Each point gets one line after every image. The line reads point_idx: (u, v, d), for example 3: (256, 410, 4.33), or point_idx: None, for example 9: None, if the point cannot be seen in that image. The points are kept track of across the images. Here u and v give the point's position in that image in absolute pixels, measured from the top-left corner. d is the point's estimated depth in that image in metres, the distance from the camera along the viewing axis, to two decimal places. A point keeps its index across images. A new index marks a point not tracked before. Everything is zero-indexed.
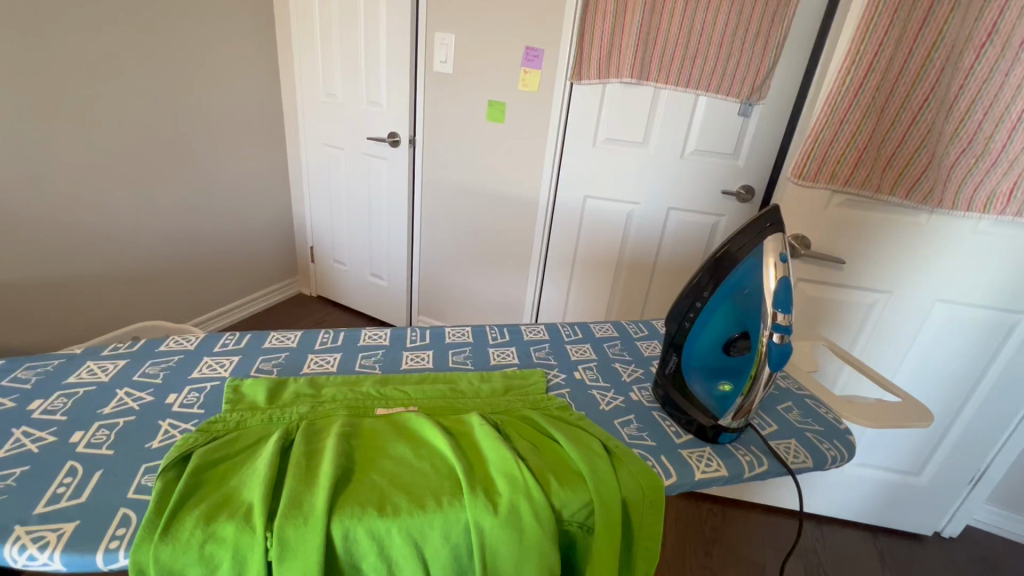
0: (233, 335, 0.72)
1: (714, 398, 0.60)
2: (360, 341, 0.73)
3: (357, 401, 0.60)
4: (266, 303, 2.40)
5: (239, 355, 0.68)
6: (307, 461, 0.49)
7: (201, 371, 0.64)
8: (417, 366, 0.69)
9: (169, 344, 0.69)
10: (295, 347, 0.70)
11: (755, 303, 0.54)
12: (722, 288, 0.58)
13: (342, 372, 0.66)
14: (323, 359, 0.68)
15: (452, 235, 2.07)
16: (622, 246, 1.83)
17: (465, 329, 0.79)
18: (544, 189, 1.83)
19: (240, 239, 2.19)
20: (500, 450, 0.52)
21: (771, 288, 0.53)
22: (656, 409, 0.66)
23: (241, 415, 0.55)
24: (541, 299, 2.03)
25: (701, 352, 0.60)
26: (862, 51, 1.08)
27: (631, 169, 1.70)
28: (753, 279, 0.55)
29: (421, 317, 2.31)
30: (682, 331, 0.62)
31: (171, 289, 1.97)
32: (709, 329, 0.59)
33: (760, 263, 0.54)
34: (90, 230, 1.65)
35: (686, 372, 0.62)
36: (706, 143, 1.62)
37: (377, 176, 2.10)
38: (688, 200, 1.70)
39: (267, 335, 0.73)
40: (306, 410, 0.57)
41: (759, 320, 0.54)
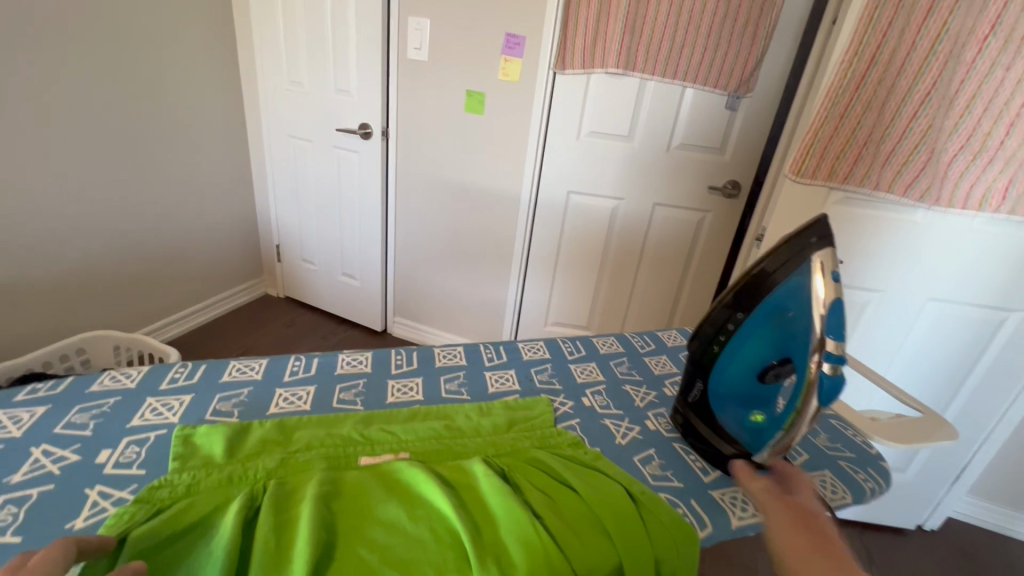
0: (182, 367, 0.61)
1: (747, 430, 0.55)
2: (337, 369, 0.63)
3: (337, 446, 0.50)
4: (229, 305, 2.23)
5: (191, 394, 0.57)
6: (276, 537, 0.40)
7: (143, 418, 0.53)
8: (406, 399, 0.59)
9: (103, 382, 0.57)
10: (259, 380, 0.60)
11: (800, 327, 0.49)
12: (761, 310, 0.52)
13: (319, 411, 0.56)
14: (294, 395, 0.58)
15: (429, 232, 1.97)
16: (607, 242, 1.77)
17: (458, 350, 0.71)
18: (526, 184, 1.74)
19: (198, 239, 2.01)
20: (511, 508, 0.44)
21: (821, 312, 0.47)
22: (677, 441, 0.60)
23: (195, 474, 0.45)
24: (523, 299, 1.95)
25: (734, 378, 0.55)
26: (864, 44, 1.04)
27: (616, 164, 1.64)
28: (797, 298, 0.49)
29: (398, 318, 2.19)
30: (711, 354, 0.57)
31: (121, 296, 1.79)
32: (745, 353, 0.54)
33: (805, 281, 0.49)
34: (22, 233, 1.47)
35: (716, 399, 0.57)
36: (693, 138, 1.57)
37: (347, 169, 1.97)
38: (675, 195, 1.65)
39: (227, 364, 0.62)
40: (274, 463, 0.47)
41: (804, 347, 0.48)
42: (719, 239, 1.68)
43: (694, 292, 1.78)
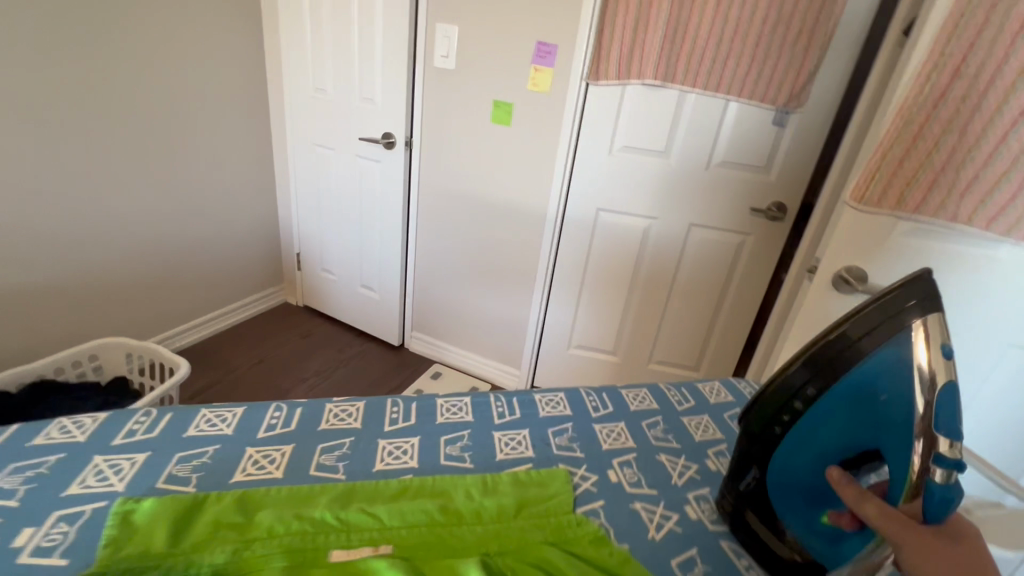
0: (143, 419, 0.60)
1: (811, 533, 0.52)
2: (321, 426, 0.62)
3: (301, 536, 0.47)
4: (248, 313, 2.19)
5: (147, 453, 0.56)
6: None
7: (83, 485, 0.51)
8: (398, 466, 0.58)
9: (48, 435, 0.56)
10: (230, 436, 0.59)
11: (895, 412, 0.46)
12: (839, 388, 0.50)
13: (293, 480, 0.54)
14: (267, 457, 0.57)
15: (450, 247, 1.89)
16: (637, 263, 1.65)
17: (465, 403, 0.69)
18: (553, 200, 1.64)
19: (219, 246, 1.99)
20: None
21: (930, 398, 0.44)
22: (724, 538, 0.58)
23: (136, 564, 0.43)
24: (545, 320, 1.84)
25: (802, 471, 0.52)
26: (947, 54, 0.91)
27: (649, 180, 1.53)
28: (893, 383, 0.47)
29: (415, 333, 2.12)
30: (777, 435, 0.54)
31: (138, 301, 1.76)
32: (820, 442, 0.51)
33: (904, 363, 0.46)
34: (39, 236, 1.45)
35: (776, 491, 0.54)
36: (736, 154, 1.45)
37: (369, 179, 1.91)
38: (714, 216, 1.52)
39: (193, 416, 0.61)
40: (223, 558, 0.44)
41: (903, 443, 0.45)
42: (761, 265, 1.55)
43: (731, 321, 1.65)
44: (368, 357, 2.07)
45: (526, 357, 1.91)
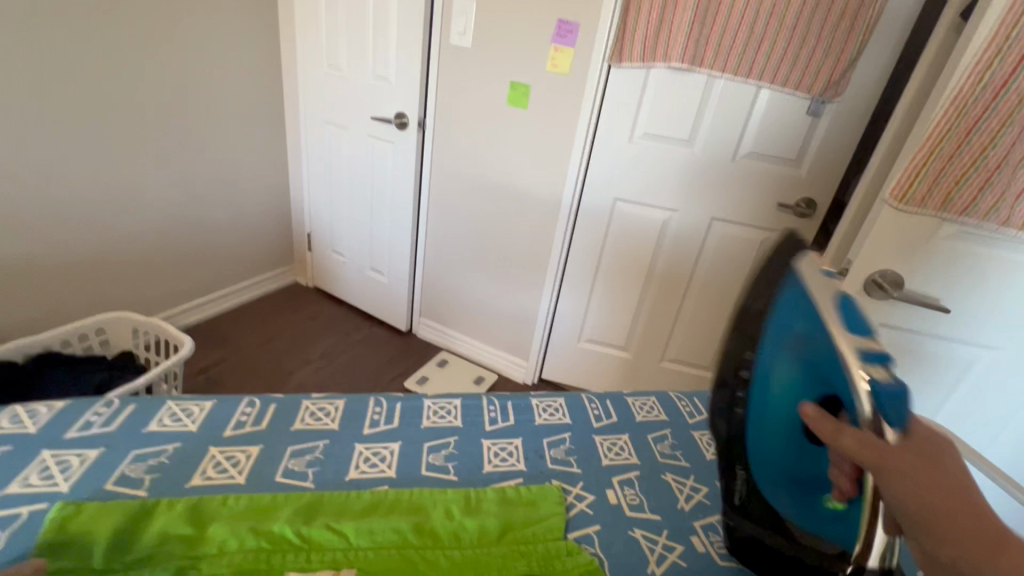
0: (102, 411, 0.66)
1: (821, 518, 0.51)
2: (293, 426, 0.68)
3: (255, 557, 0.50)
4: (258, 292, 2.17)
5: (101, 449, 0.61)
6: None
7: (25, 484, 0.55)
8: (373, 475, 0.62)
9: (3, 425, 0.62)
10: (193, 434, 0.64)
11: (817, 343, 0.47)
12: (766, 345, 0.52)
13: (258, 485, 0.59)
14: (227, 461, 0.62)
15: (460, 234, 1.84)
16: (654, 257, 1.57)
17: (455, 407, 0.75)
18: (569, 187, 1.57)
19: (230, 224, 1.97)
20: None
21: (830, 313, 0.46)
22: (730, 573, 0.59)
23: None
24: (555, 312, 1.78)
25: (775, 454, 0.52)
26: (1013, 39, 0.80)
27: (671, 170, 1.45)
28: (802, 320, 0.49)
29: (424, 319, 2.08)
30: (740, 422, 0.55)
31: (147, 277, 1.75)
32: (778, 412, 0.51)
33: (800, 294, 0.50)
34: (47, 208, 1.43)
35: (763, 485, 0.54)
36: (767, 144, 1.36)
37: (381, 160, 1.86)
38: (739, 209, 1.44)
39: (153, 414, 0.66)
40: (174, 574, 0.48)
41: (839, 368, 0.45)
42: (786, 263, 1.47)
43: None
44: (375, 342, 2.04)
45: (535, 349, 1.85)
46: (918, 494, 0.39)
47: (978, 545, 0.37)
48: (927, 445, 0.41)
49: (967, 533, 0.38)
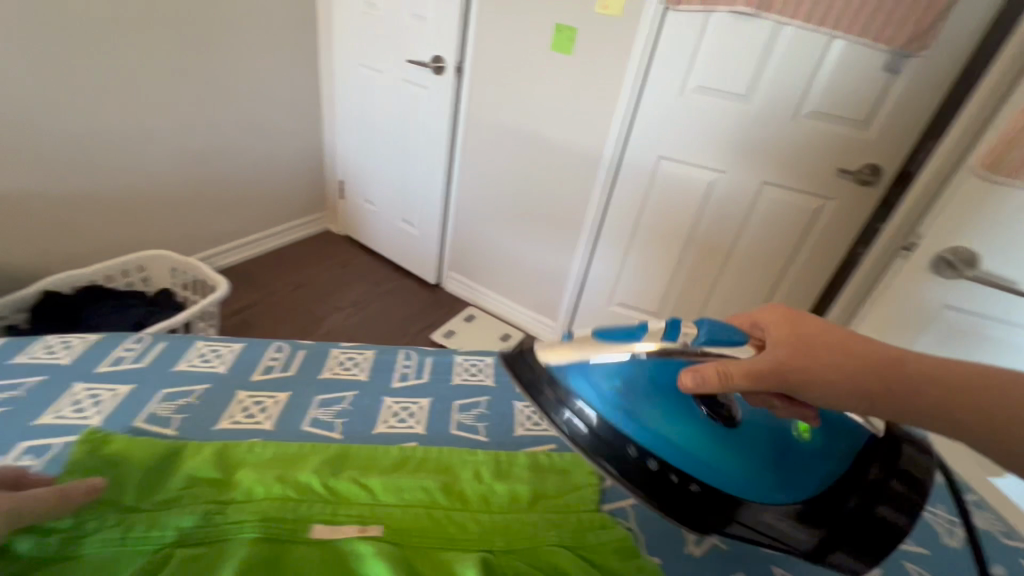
0: (132, 348, 0.67)
1: (820, 467, 0.49)
2: (322, 375, 0.67)
3: (282, 505, 0.47)
4: (290, 238, 2.18)
5: (131, 385, 0.62)
6: None
7: (55, 415, 0.56)
8: (402, 429, 0.61)
9: (37, 355, 0.64)
10: (221, 376, 0.65)
11: (640, 379, 0.49)
12: (632, 432, 0.48)
13: (288, 433, 0.58)
14: (255, 407, 0.61)
15: (494, 187, 1.78)
16: (697, 221, 1.49)
17: (486, 365, 0.73)
18: (610, 143, 1.49)
19: (264, 166, 1.95)
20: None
21: (614, 350, 0.50)
22: (777, 566, 0.55)
23: (118, 514, 0.45)
24: (587, 273, 1.73)
25: (740, 463, 0.48)
26: None
27: (723, 128, 1.34)
28: (599, 374, 0.50)
29: (453, 273, 2.07)
30: (685, 476, 0.47)
31: (186, 218, 1.77)
32: (687, 436, 0.48)
33: (575, 363, 0.51)
34: (88, 141, 1.43)
35: (762, 497, 0.48)
36: (833, 102, 1.23)
37: (415, 107, 1.80)
38: (794, 173, 1.33)
39: (184, 354, 0.67)
40: (191, 524, 0.45)
41: (656, 362, 0.50)
42: (839, 237, 1.36)
43: (793, 296, 1.48)
44: (403, 294, 2.03)
45: (564, 310, 1.82)
46: (829, 380, 0.44)
47: (897, 374, 0.43)
48: (789, 326, 0.47)
49: (884, 374, 0.43)
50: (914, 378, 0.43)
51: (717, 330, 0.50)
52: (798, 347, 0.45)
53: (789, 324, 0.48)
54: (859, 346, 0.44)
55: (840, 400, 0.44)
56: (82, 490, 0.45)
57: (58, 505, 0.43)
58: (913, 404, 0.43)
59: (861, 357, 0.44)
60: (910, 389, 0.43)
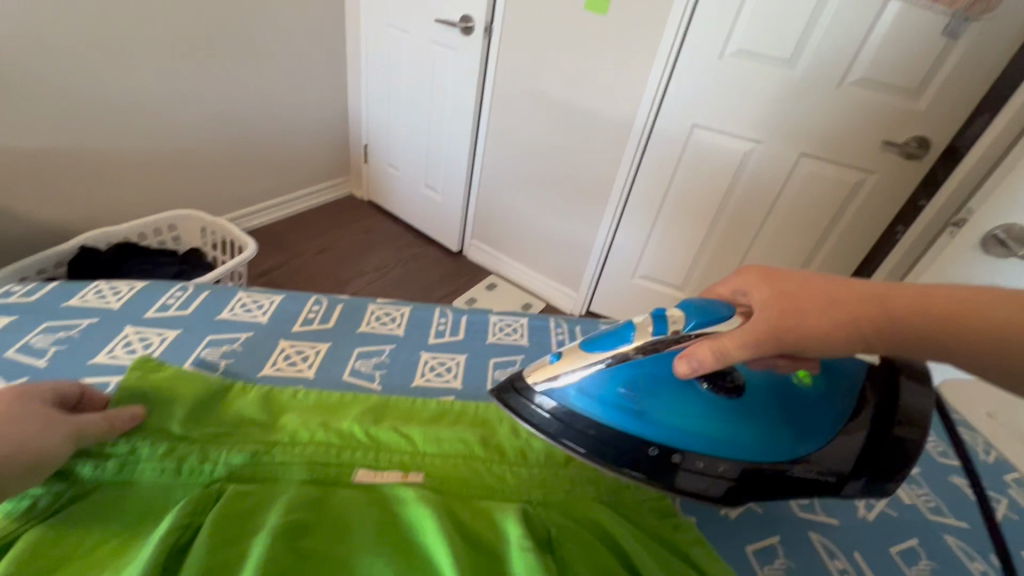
0: (177, 295, 0.69)
1: (830, 409, 0.51)
2: (360, 328, 0.68)
3: (325, 450, 0.48)
4: (315, 202, 2.19)
5: (179, 330, 0.64)
6: (223, 527, 0.38)
7: (110, 355, 0.59)
8: (440, 383, 0.62)
9: (88, 299, 0.66)
10: (263, 325, 0.66)
11: (638, 381, 0.50)
12: (646, 429, 0.50)
13: (330, 381, 0.60)
14: (297, 356, 0.63)
15: (520, 154, 1.75)
16: (728, 193, 1.45)
17: (521, 325, 0.73)
18: (643, 110, 1.44)
19: (291, 129, 1.95)
20: (516, 554, 0.39)
21: (602, 359, 0.51)
22: (813, 531, 0.56)
23: (168, 442, 0.46)
24: (612, 244, 1.70)
25: (757, 429, 0.50)
26: None
27: (764, 95, 1.28)
28: (596, 387, 0.51)
29: (475, 241, 2.06)
30: (710, 461, 0.49)
31: (215, 179, 1.78)
32: (702, 422, 0.49)
33: (566, 379, 0.52)
34: (122, 99, 1.44)
35: (785, 455, 0.49)
36: (885, 70, 1.16)
37: (443, 70, 1.76)
38: (836, 145, 1.27)
39: (228, 303, 0.69)
40: (239, 461, 0.46)
41: (648, 357, 0.50)
42: (879, 213, 1.30)
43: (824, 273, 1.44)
44: (426, 260, 2.04)
45: (586, 280, 1.81)
46: (826, 332, 0.43)
47: (890, 313, 0.42)
48: (772, 284, 0.46)
49: (877, 316, 0.42)
50: (907, 314, 0.42)
51: (702, 308, 0.48)
52: (786, 304, 0.44)
53: (772, 282, 0.46)
54: (845, 292, 0.43)
55: (838, 348, 0.43)
56: (127, 416, 0.46)
57: (110, 431, 0.44)
58: (908, 341, 0.42)
59: (853, 303, 0.43)
60: (906, 326, 0.42)
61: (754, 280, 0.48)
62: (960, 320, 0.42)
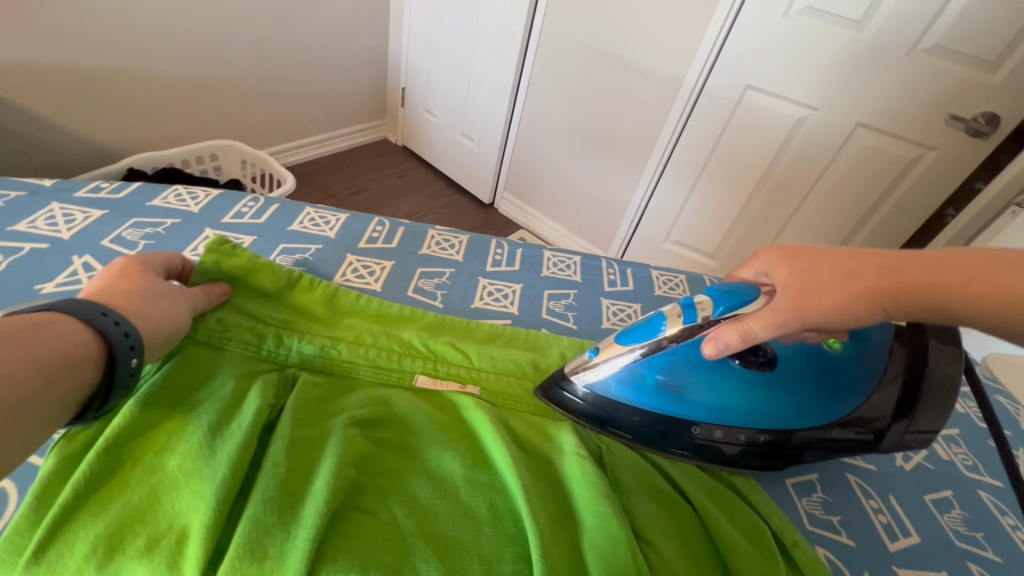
0: (250, 205, 0.74)
1: (862, 370, 0.50)
2: (421, 251, 0.72)
3: (388, 354, 0.53)
4: (352, 142, 2.19)
5: (255, 237, 0.69)
6: (308, 415, 0.44)
7: (194, 252, 0.65)
8: (496, 309, 0.66)
9: (170, 202, 0.72)
10: (331, 239, 0.70)
11: (672, 369, 0.51)
12: (685, 410, 0.51)
13: (395, 294, 0.64)
14: (364, 270, 0.67)
15: (562, 106, 1.71)
16: (775, 161, 1.41)
17: (574, 263, 0.75)
18: (696, 66, 1.38)
19: (331, 66, 1.92)
20: (570, 458, 0.44)
21: (633, 356, 0.51)
22: (850, 473, 0.59)
23: (253, 331, 0.51)
24: (647, 206, 1.68)
25: (796, 399, 0.50)
26: None
27: (826, 57, 1.21)
28: (633, 374, 0.51)
29: (507, 193, 2.05)
30: (751, 433, 0.51)
31: (256, 112, 1.79)
32: (744, 397, 0.50)
33: (604, 375, 0.52)
34: (168, 23, 1.43)
35: (819, 420, 0.50)
36: (965, 36, 1.08)
37: (490, 12, 1.70)
38: (897, 116, 1.20)
39: (299, 217, 0.73)
40: (310, 351, 0.51)
41: (682, 343, 0.50)
42: (931, 192, 1.25)
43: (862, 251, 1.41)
44: (458, 210, 2.05)
45: (617, 241, 1.80)
46: (844, 307, 0.41)
47: (907, 283, 0.40)
48: (792, 265, 0.46)
49: (892, 286, 0.40)
50: (928, 282, 0.40)
51: (727, 292, 0.47)
52: (804, 281, 0.44)
53: (798, 261, 0.45)
54: (860, 264, 0.42)
55: (854, 320, 0.42)
56: (218, 291, 0.52)
57: (207, 298, 0.51)
58: (927, 312, 0.40)
59: (867, 275, 0.41)
60: (927, 295, 0.40)
61: (775, 263, 0.47)
62: (989, 285, 0.38)
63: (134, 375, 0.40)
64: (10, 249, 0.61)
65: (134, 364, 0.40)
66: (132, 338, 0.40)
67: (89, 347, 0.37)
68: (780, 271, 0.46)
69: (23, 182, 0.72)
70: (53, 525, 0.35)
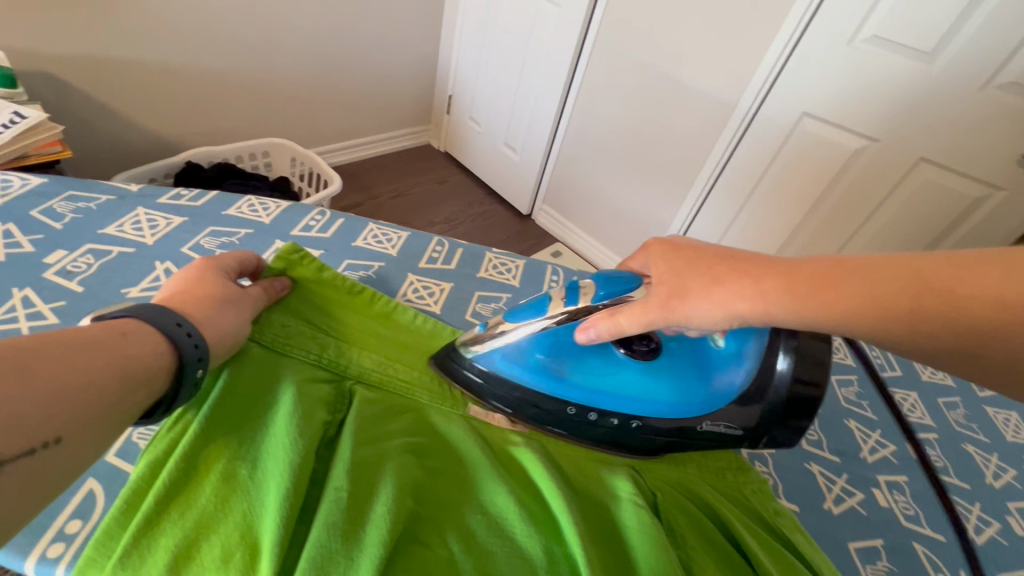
0: (318, 219, 0.76)
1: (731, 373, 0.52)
2: (479, 274, 0.73)
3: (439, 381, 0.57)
4: (397, 147, 2.24)
5: (322, 251, 0.71)
6: (367, 435, 0.45)
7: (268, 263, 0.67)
8: None
9: (243, 211, 0.75)
10: (393, 258, 0.72)
11: (555, 349, 0.55)
12: (566, 391, 0.55)
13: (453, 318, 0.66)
14: (425, 291, 0.69)
15: (608, 123, 1.71)
16: (828, 190, 1.36)
17: None
18: (751, 90, 1.36)
19: (383, 72, 1.97)
20: (627, 506, 0.44)
21: (518, 336, 0.55)
22: (916, 541, 0.60)
23: (315, 340, 0.53)
24: (690, 227, 1.65)
25: (673, 389, 0.54)
26: None
27: (891, 88, 1.17)
28: (521, 353, 0.56)
29: (546, 206, 2.05)
30: (626, 416, 0.55)
31: (309, 113, 1.85)
32: (621, 380, 0.55)
33: (492, 350, 0.57)
34: (235, 26, 1.50)
35: (694, 412, 0.53)
36: None
37: (541, 26, 1.72)
38: (964, 151, 1.15)
39: (363, 232, 0.75)
40: (370, 367, 0.53)
41: (566, 326, 0.54)
42: (1000, 231, 1.19)
43: None
44: (497, 219, 2.06)
45: None
46: (708, 313, 0.45)
47: (764, 298, 0.43)
48: (669, 263, 0.48)
49: (755, 300, 0.43)
50: (779, 296, 0.42)
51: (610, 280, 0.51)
52: (677, 283, 0.47)
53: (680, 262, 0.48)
54: (728, 273, 0.44)
55: (716, 325, 0.45)
56: (277, 286, 0.55)
57: (268, 297, 0.53)
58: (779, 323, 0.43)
59: (732, 285, 0.44)
60: (778, 310, 0.43)
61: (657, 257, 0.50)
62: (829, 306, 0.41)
63: (199, 384, 0.42)
64: (100, 250, 0.64)
65: (199, 374, 0.42)
66: (200, 348, 0.42)
67: (163, 357, 0.39)
68: (664, 268, 0.48)
69: (113, 186, 0.76)
70: (136, 530, 0.37)
